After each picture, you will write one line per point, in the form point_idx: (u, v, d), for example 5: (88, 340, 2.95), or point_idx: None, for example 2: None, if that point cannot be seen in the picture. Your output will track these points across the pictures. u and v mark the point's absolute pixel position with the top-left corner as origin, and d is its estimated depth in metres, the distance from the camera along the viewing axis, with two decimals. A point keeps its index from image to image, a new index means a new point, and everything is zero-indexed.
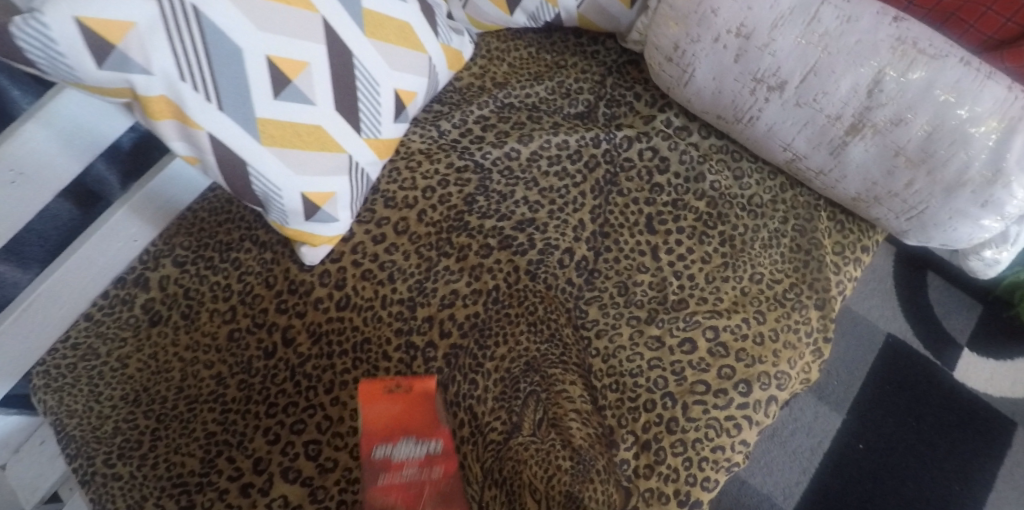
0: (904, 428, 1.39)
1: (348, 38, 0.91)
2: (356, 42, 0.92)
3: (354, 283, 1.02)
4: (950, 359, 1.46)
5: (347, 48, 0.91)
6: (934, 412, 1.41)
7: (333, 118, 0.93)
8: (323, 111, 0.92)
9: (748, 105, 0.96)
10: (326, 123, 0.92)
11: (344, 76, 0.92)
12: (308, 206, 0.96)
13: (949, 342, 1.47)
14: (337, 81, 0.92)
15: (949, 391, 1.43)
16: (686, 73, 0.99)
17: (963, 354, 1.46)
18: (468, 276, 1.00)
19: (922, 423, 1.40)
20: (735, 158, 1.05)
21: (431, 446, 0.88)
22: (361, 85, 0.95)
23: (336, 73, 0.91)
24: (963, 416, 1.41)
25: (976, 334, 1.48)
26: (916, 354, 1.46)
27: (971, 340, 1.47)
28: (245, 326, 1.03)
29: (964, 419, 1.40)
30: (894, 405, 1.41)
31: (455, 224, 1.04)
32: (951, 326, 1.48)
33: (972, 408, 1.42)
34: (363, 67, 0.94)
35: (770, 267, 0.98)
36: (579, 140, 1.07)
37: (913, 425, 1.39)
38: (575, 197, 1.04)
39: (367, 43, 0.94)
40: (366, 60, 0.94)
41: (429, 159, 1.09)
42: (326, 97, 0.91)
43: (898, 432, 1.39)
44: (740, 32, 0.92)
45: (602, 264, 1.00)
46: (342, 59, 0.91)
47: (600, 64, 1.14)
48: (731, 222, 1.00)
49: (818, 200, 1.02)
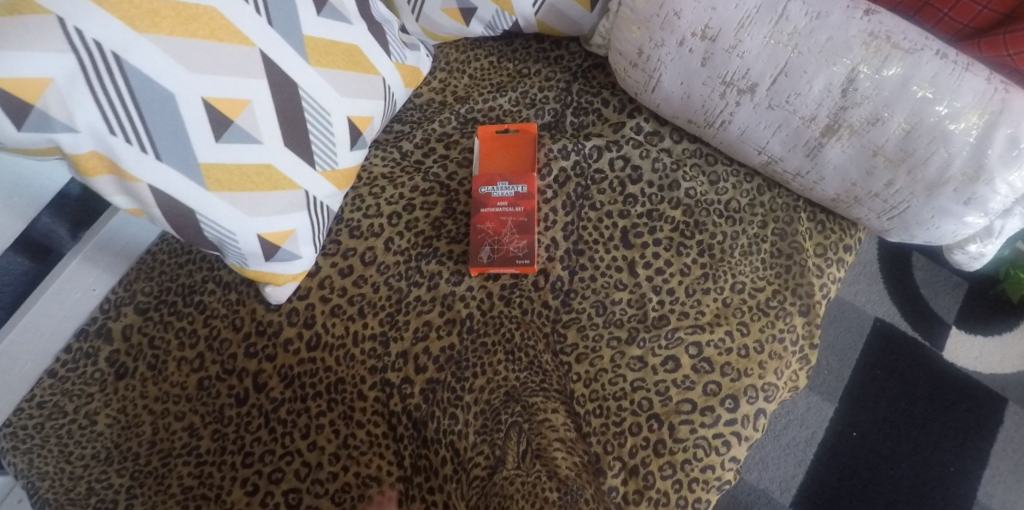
0: (896, 412, 1.39)
1: (289, 68, 0.85)
2: (299, 72, 0.87)
3: (323, 320, 0.98)
4: (939, 339, 1.45)
5: (290, 79, 0.86)
6: (925, 393, 1.40)
7: (283, 154, 0.88)
8: (271, 148, 0.86)
9: (719, 109, 0.91)
10: (276, 161, 0.87)
11: (290, 109, 0.87)
12: (266, 247, 0.91)
13: (937, 322, 1.46)
14: (283, 116, 0.86)
15: (939, 372, 1.42)
16: (652, 78, 0.94)
17: (952, 333, 1.45)
18: (441, 306, 0.97)
19: (913, 406, 1.40)
20: (710, 162, 1.01)
21: (519, 186, 0.99)
22: (310, 116, 0.89)
23: (281, 107, 0.86)
24: (953, 395, 1.41)
25: (964, 311, 1.47)
26: (905, 336, 1.45)
27: (959, 318, 1.46)
28: (215, 374, 0.99)
29: (955, 399, 1.40)
30: (885, 390, 1.41)
31: (423, 251, 1.00)
32: (938, 305, 1.47)
33: (962, 387, 1.41)
34: (309, 96, 0.88)
35: (751, 274, 0.95)
36: (546, 154, 1.03)
37: (904, 408, 1.39)
38: (546, 214, 1.00)
39: (313, 71, 0.88)
40: (313, 90, 0.89)
41: (392, 184, 1.04)
42: (273, 134, 0.86)
43: (890, 416, 1.39)
44: (705, 34, 0.86)
45: (578, 283, 0.96)
46: (286, 92, 0.86)
47: (564, 69, 1.09)
48: (709, 230, 0.97)
49: (797, 200, 0.98)
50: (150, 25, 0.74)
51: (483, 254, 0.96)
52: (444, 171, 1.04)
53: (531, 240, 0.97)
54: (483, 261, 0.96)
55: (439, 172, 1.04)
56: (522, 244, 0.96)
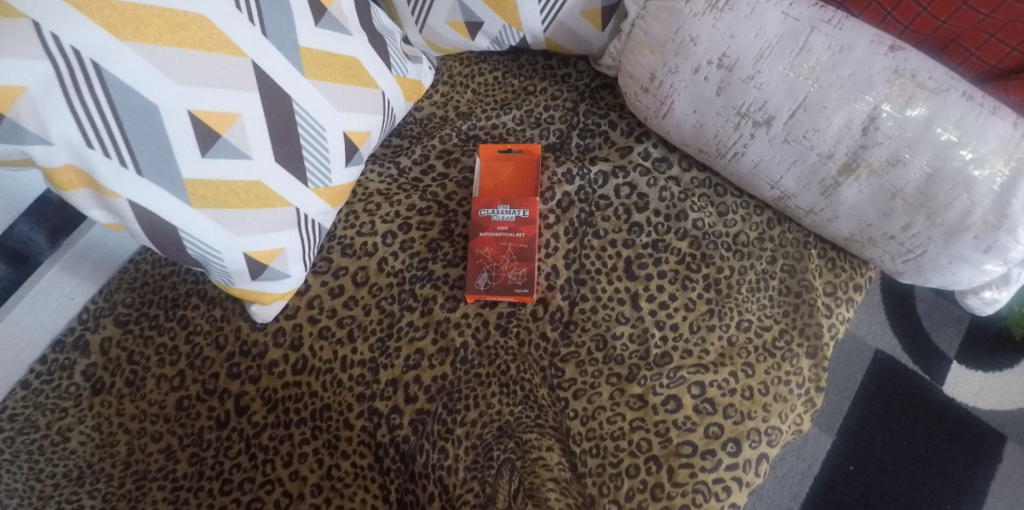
0: (894, 447, 1.35)
1: (282, 80, 0.81)
2: (293, 84, 0.82)
3: (310, 343, 0.94)
4: (938, 373, 1.40)
5: (283, 92, 0.81)
6: (923, 428, 1.36)
7: (273, 171, 0.83)
8: (260, 164, 0.81)
9: (731, 140, 0.88)
10: (265, 177, 0.82)
11: (282, 123, 0.82)
12: (252, 266, 0.87)
13: (937, 356, 1.41)
14: (275, 130, 0.81)
15: (937, 407, 1.38)
16: (664, 105, 0.91)
17: (952, 368, 1.40)
18: (434, 333, 0.93)
19: (911, 441, 1.35)
20: (719, 192, 0.97)
21: (520, 210, 0.95)
22: (303, 131, 0.85)
23: (272, 121, 0.81)
24: (952, 431, 1.36)
25: (964, 346, 1.42)
26: (904, 369, 1.41)
27: (959, 353, 1.42)
28: (195, 394, 0.95)
29: (954, 435, 1.36)
30: (883, 423, 1.37)
31: (418, 274, 0.96)
32: (939, 339, 1.42)
33: (961, 423, 1.37)
34: (303, 110, 0.84)
35: (758, 312, 0.92)
36: (549, 177, 0.99)
37: (902, 443, 1.35)
38: (547, 240, 0.96)
39: (308, 84, 0.84)
40: (307, 104, 0.84)
41: (388, 201, 1.00)
42: (263, 149, 0.81)
43: (888, 451, 1.35)
44: (721, 63, 0.83)
45: (578, 314, 0.92)
46: (278, 105, 0.81)
47: (572, 88, 1.05)
48: (716, 264, 0.93)
49: (808, 235, 0.95)
50: (133, 33, 0.69)
51: (480, 281, 0.92)
52: (443, 191, 1.00)
53: (530, 268, 0.93)
54: (479, 289, 0.92)
55: (437, 191, 1.00)
56: (520, 272, 0.93)
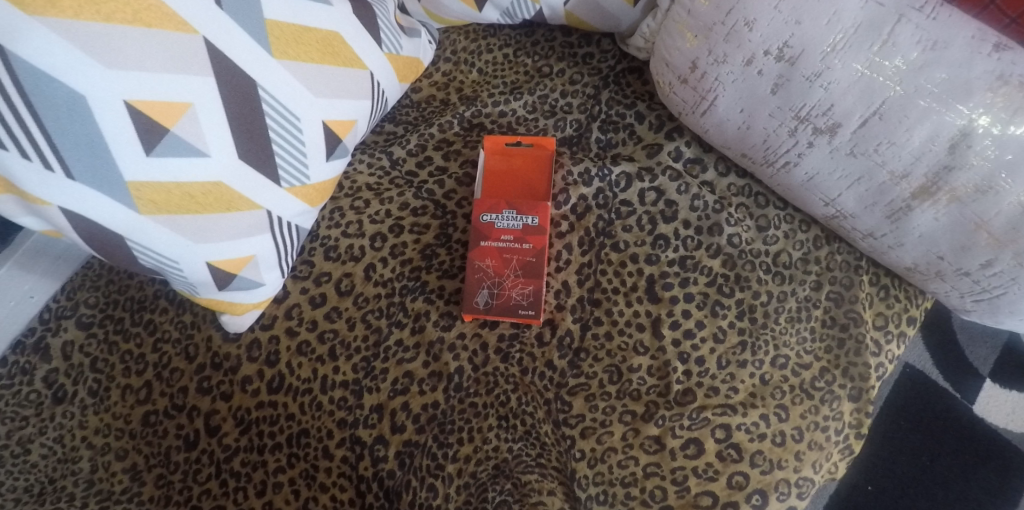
0: (916, 468, 1.19)
1: (243, 62, 0.67)
2: (256, 66, 0.68)
3: (287, 359, 0.83)
4: (972, 391, 1.22)
5: (245, 76, 0.68)
6: (950, 450, 1.19)
7: (237, 169, 0.70)
8: (221, 163, 0.69)
9: (784, 147, 0.74)
10: (228, 177, 0.70)
11: (246, 114, 0.69)
12: (218, 277, 0.76)
13: (971, 372, 1.23)
14: (236, 123, 0.68)
15: (966, 426, 1.20)
16: (705, 100, 0.77)
17: (986, 386, 1.22)
18: (425, 355, 0.82)
19: (936, 462, 1.19)
20: (760, 203, 0.84)
21: (529, 217, 0.83)
22: (272, 123, 0.72)
23: (233, 112, 0.68)
24: (981, 454, 1.19)
25: (1002, 362, 1.23)
26: (934, 385, 1.23)
27: (995, 370, 1.23)
28: (162, 409, 0.85)
29: (985, 458, 1.18)
30: (905, 441, 1.20)
31: (410, 284, 0.84)
32: (974, 354, 1.23)
33: (991, 445, 1.19)
34: (272, 98, 0.71)
35: (797, 347, 0.81)
36: (563, 178, 0.86)
37: (925, 464, 1.19)
38: (558, 251, 0.84)
39: (277, 66, 0.70)
40: (276, 90, 0.71)
41: (378, 198, 0.88)
42: (222, 145, 0.68)
43: (910, 471, 1.18)
44: (780, 54, 0.68)
45: (590, 341, 0.81)
46: (239, 92, 0.68)
47: (594, 71, 0.91)
48: (752, 288, 0.81)
49: (860, 258, 0.82)
50: (46, 5, 0.56)
51: (479, 299, 0.80)
52: (440, 189, 0.88)
53: (537, 286, 0.81)
54: (478, 308, 0.80)
55: (434, 189, 0.88)
56: (525, 290, 0.81)
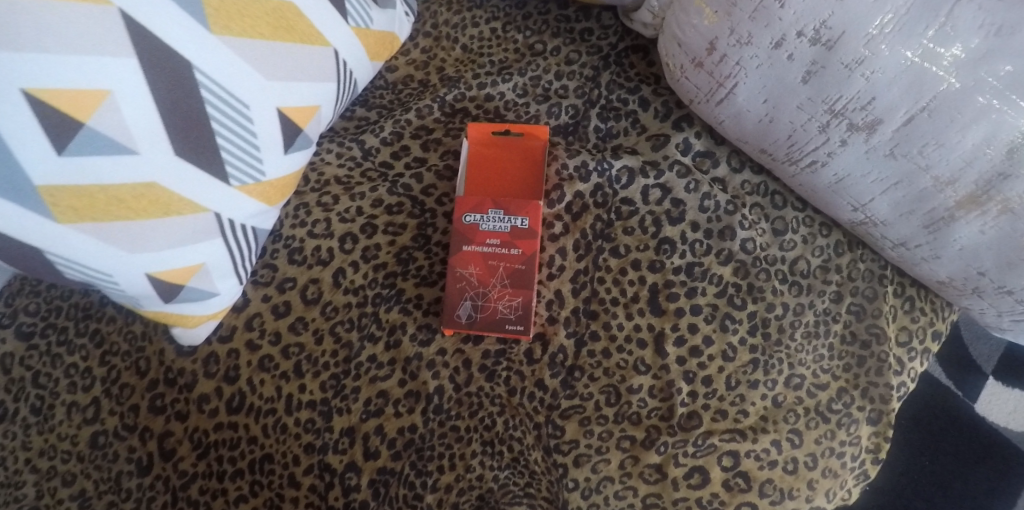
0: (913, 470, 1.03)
1: (177, 41, 0.57)
2: (194, 46, 0.58)
3: (248, 375, 0.75)
4: (972, 389, 1.06)
5: (182, 58, 0.57)
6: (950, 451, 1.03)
7: (175, 167, 0.60)
8: (154, 161, 0.59)
9: (811, 144, 0.65)
10: (163, 177, 0.60)
11: (182, 103, 0.59)
12: (162, 289, 0.66)
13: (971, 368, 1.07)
14: (171, 113, 0.58)
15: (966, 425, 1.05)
16: (722, 87, 0.67)
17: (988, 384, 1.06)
18: (401, 373, 0.73)
19: (936, 460, 1.03)
20: (776, 204, 0.76)
21: (517, 218, 0.73)
22: (216, 113, 0.62)
23: (166, 101, 0.58)
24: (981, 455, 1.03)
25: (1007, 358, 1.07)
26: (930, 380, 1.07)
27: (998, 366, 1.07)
28: (112, 429, 0.76)
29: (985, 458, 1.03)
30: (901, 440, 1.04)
31: (384, 292, 0.75)
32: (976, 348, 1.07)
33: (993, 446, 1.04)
34: (215, 84, 0.60)
35: (814, 366, 0.74)
36: (557, 172, 0.77)
37: (924, 466, 1.03)
38: (550, 257, 0.75)
39: (219, 45, 0.59)
40: (218, 73, 0.60)
41: (348, 193, 0.78)
42: (153, 140, 0.58)
43: (906, 474, 1.03)
44: (816, 36, 0.58)
45: (586, 359, 0.72)
46: (173, 77, 0.57)
47: (593, 50, 0.82)
48: (766, 300, 0.74)
49: (884, 267, 0.75)
50: None
51: (461, 312, 0.71)
52: (418, 183, 0.78)
53: (527, 297, 0.72)
54: (460, 322, 0.71)
55: (411, 184, 0.78)
56: (513, 302, 0.72)
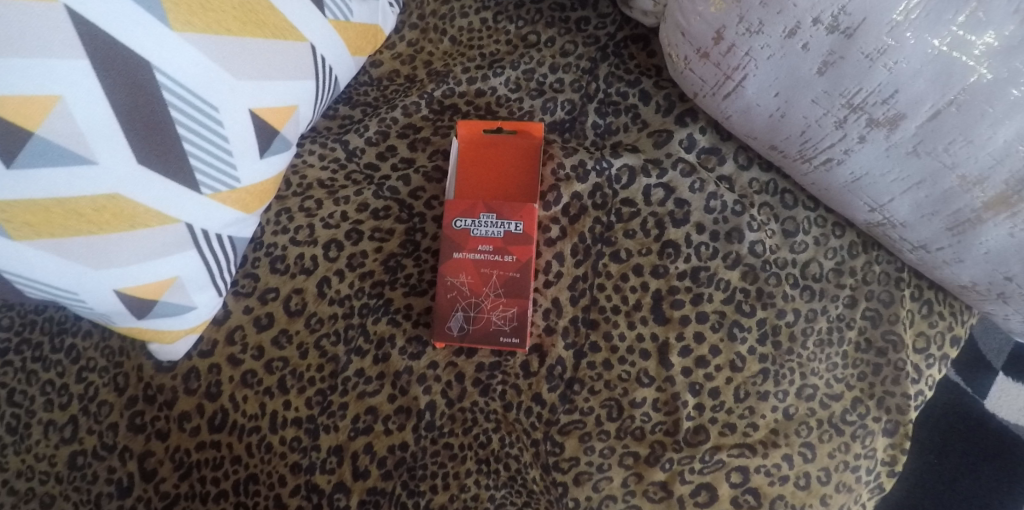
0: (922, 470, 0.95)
1: (135, 40, 0.53)
2: (153, 45, 0.54)
3: (230, 391, 0.71)
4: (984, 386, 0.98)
5: (140, 59, 0.54)
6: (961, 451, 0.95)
7: (139, 177, 0.57)
8: (114, 170, 0.55)
9: (827, 140, 0.61)
10: (126, 188, 0.56)
11: (142, 107, 0.55)
12: (133, 305, 0.63)
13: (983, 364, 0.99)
14: (131, 119, 0.55)
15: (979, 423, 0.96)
16: (730, 79, 0.63)
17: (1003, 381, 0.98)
18: (391, 388, 0.69)
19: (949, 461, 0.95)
20: (787, 203, 0.73)
21: (511, 223, 0.68)
22: (181, 116, 0.58)
23: (125, 106, 0.54)
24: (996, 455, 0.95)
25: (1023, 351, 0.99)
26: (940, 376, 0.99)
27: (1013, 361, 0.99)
28: (91, 449, 0.72)
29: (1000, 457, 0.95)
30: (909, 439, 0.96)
31: (372, 302, 0.71)
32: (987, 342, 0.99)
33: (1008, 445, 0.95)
34: (178, 85, 0.57)
35: (827, 375, 0.70)
36: (554, 172, 0.72)
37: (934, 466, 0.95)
38: (547, 262, 0.71)
39: (179, 41, 0.55)
40: (182, 74, 0.56)
41: (332, 198, 0.74)
42: (112, 148, 0.54)
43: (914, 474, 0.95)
44: (834, 23, 0.53)
45: (586, 371, 0.68)
46: (131, 80, 0.54)
47: (590, 40, 0.77)
48: (776, 306, 0.70)
49: (901, 269, 0.72)
50: None
51: (452, 324, 0.67)
52: (405, 186, 0.74)
53: (522, 307, 0.68)
54: (452, 335, 0.67)
55: (398, 186, 0.74)
56: (508, 312, 0.68)
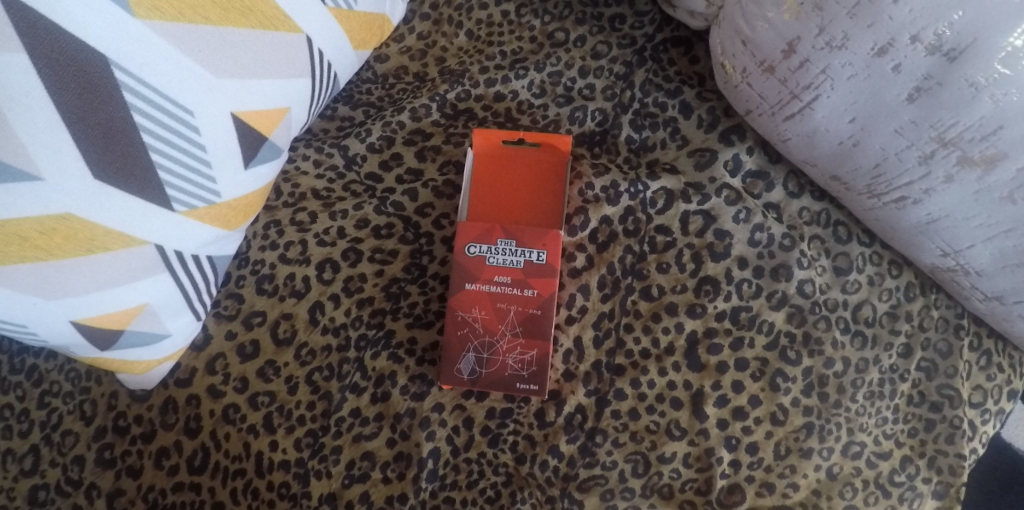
0: None
1: (89, 30, 0.44)
2: (111, 35, 0.45)
3: (211, 428, 0.63)
4: None
5: (97, 53, 0.45)
6: None
7: (96, 194, 0.48)
8: (65, 188, 0.46)
9: (904, 176, 0.54)
10: (79, 207, 0.47)
11: (98, 111, 0.46)
12: (95, 336, 0.54)
13: None
14: (85, 126, 0.46)
15: None
16: (797, 99, 0.55)
17: None
18: (390, 432, 0.61)
19: None
20: (840, 236, 0.66)
21: (532, 252, 0.60)
22: (146, 121, 0.49)
23: (76, 110, 0.45)
24: None
25: None
26: None
27: None
28: (54, 485, 0.63)
29: None
30: None
31: (371, 334, 0.63)
32: None
33: None
34: (142, 84, 0.48)
35: (876, 430, 0.63)
36: (581, 193, 0.65)
37: None
38: (570, 296, 0.63)
39: (143, 31, 0.46)
40: (146, 71, 0.47)
41: (328, 211, 0.66)
42: (61, 162, 0.45)
43: None
44: (936, 43, 0.46)
45: (609, 421, 0.61)
46: (85, 80, 0.45)
47: (625, 41, 0.70)
48: (824, 354, 0.64)
49: (960, 316, 0.66)
50: None
51: (462, 367, 0.59)
52: (412, 202, 0.66)
53: (542, 350, 0.60)
54: (461, 379, 0.60)
55: (403, 202, 0.66)
56: (526, 356, 0.60)
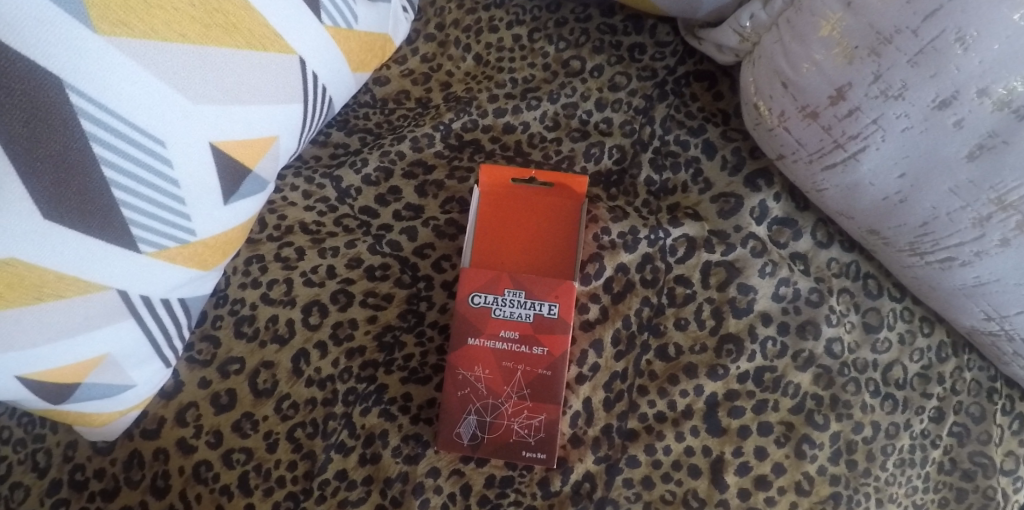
0: None
1: (38, 48, 0.37)
2: (67, 54, 0.39)
3: (180, 488, 0.55)
4: None
5: (48, 75, 0.38)
6: None
7: (45, 236, 0.41)
8: (9, 230, 0.39)
9: (954, 237, 0.49)
10: (25, 252, 0.41)
11: (47, 141, 0.40)
12: (44, 391, 0.48)
13: None
14: (31, 158, 0.39)
15: None
16: (841, 148, 0.51)
17: None
18: (379, 498, 0.54)
19: None
20: (870, 291, 0.61)
21: (543, 305, 0.55)
22: (108, 152, 0.43)
23: (20, 139, 0.39)
24: None
25: None
26: None
27: None
28: None
29: None
30: None
31: (361, 388, 0.57)
32: None
33: None
34: (104, 111, 0.41)
35: (906, 501, 0.58)
36: (596, 239, 0.60)
37: None
38: (582, 352, 0.58)
39: (110, 53, 0.40)
40: (111, 96, 0.41)
41: (317, 248, 0.60)
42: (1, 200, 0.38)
43: None
44: (1005, 99, 0.42)
45: (621, 490, 0.55)
46: (33, 106, 0.39)
47: (646, 73, 0.65)
48: (853, 418, 0.58)
49: (994, 379, 0.61)
50: None
51: (462, 431, 0.54)
52: (410, 241, 0.60)
53: (551, 415, 0.55)
54: (461, 444, 0.54)
55: (401, 241, 0.60)
56: (533, 421, 0.55)
